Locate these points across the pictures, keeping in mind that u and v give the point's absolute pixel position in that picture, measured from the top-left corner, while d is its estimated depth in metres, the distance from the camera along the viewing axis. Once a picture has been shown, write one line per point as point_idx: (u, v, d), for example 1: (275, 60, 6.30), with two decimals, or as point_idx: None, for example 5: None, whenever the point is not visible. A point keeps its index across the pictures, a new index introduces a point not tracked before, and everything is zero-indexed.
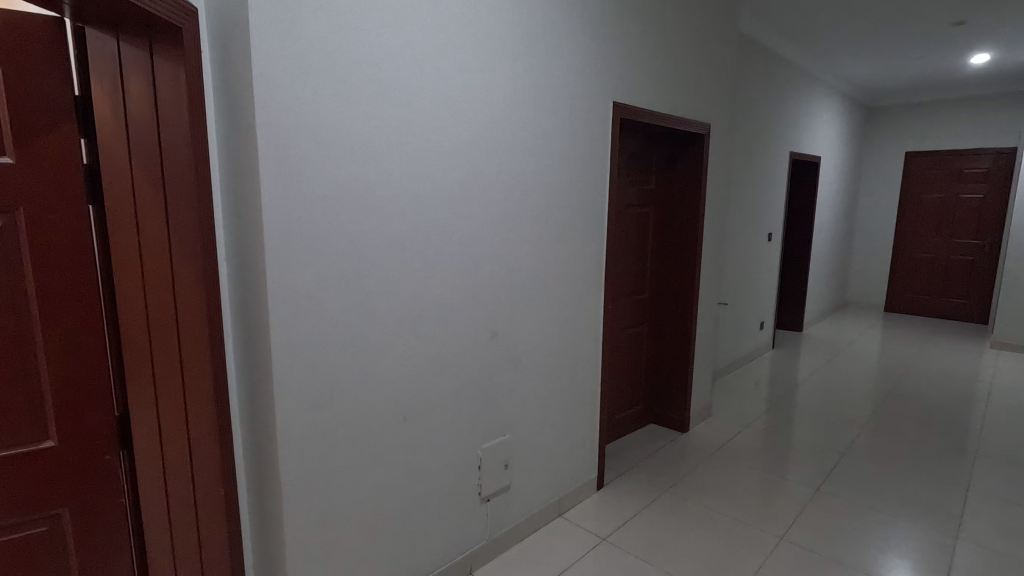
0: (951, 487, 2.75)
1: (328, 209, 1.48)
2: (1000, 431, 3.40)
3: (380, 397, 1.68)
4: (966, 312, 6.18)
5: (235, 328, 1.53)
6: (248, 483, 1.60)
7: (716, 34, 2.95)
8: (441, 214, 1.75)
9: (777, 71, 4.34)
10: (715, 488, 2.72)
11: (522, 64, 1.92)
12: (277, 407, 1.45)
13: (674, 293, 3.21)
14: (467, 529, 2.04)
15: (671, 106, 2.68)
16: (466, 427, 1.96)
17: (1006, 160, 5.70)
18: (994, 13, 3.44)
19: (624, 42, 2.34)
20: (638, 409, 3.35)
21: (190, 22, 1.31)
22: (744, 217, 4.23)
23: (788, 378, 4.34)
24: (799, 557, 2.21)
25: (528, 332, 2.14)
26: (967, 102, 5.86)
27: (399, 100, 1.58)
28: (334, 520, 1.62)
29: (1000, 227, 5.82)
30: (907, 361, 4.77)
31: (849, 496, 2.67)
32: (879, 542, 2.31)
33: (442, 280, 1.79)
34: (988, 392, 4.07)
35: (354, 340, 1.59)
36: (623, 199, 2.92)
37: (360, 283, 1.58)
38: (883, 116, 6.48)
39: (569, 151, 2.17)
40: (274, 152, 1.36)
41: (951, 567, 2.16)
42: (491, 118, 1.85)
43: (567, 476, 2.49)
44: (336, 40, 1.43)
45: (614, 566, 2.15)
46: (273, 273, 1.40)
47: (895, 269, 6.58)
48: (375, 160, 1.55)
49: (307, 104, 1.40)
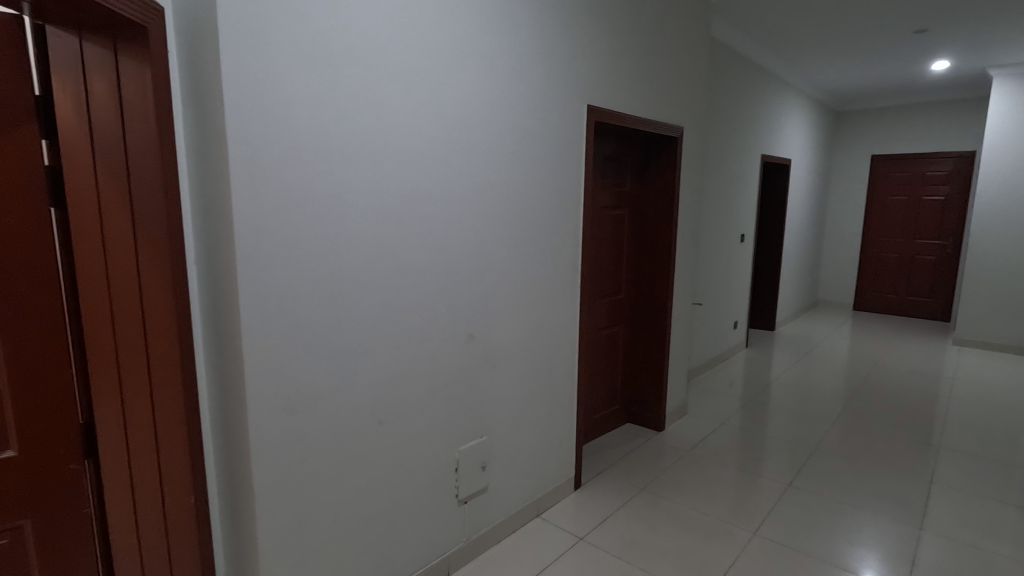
0: (916, 480, 2.84)
1: (301, 212, 1.47)
2: (961, 424, 3.54)
3: (356, 400, 1.68)
4: (930, 310, 6.39)
5: (204, 331, 1.50)
6: (219, 489, 1.58)
7: (688, 38, 3.00)
8: (415, 217, 1.75)
9: (748, 74, 4.43)
10: (691, 486, 2.76)
11: (496, 67, 1.94)
12: (249, 411, 1.44)
13: (650, 294, 3.25)
14: (445, 531, 2.04)
15: (644, 109, 2.72)
16: (442, 429, 1.96)
17: (965, 163, 5.91)
18: (952, 22, 3.57)
19: (596, 46, 2.36)
20: (614, 408, 3.38)
21: (156, 21, 1.29)
22: (717, 218, 4.31)
23: (761, 376, 4.43)
24: (771, 551, 2.26)
25: (505, 333, 2.16)
26: (929, 107, 6.06)
27: (374, 101, 1.59)
28: (310, 525, 1.61)
29: (960, 228, 6.04)
30: (875, 358, 4.90)
31: (820, 490, 2.73)
32: (849, 535, 2.37)
33: (417, 282, 1.79)
34: (950, 387, 4.22)
35: (329, 343, 1.58)
36: (598, 201, 2.95)
37: (334, 286, 1.57)
38: (850, 120, 6.65)
39: (542, 152, 2.19)
40: (245, 155, 1.34)
41: (916, 557, 2.23)
42: (465, 121, 1.86)
43: (544, 477, 2.50)
44: (307, 42, 1.42)
45: (592, 564, 2.17)
46: (245, 277, 1.38)
47: (863, 269, 6.76)
48: (349, 162, 1.55)
49: (278, 106, 1.39)
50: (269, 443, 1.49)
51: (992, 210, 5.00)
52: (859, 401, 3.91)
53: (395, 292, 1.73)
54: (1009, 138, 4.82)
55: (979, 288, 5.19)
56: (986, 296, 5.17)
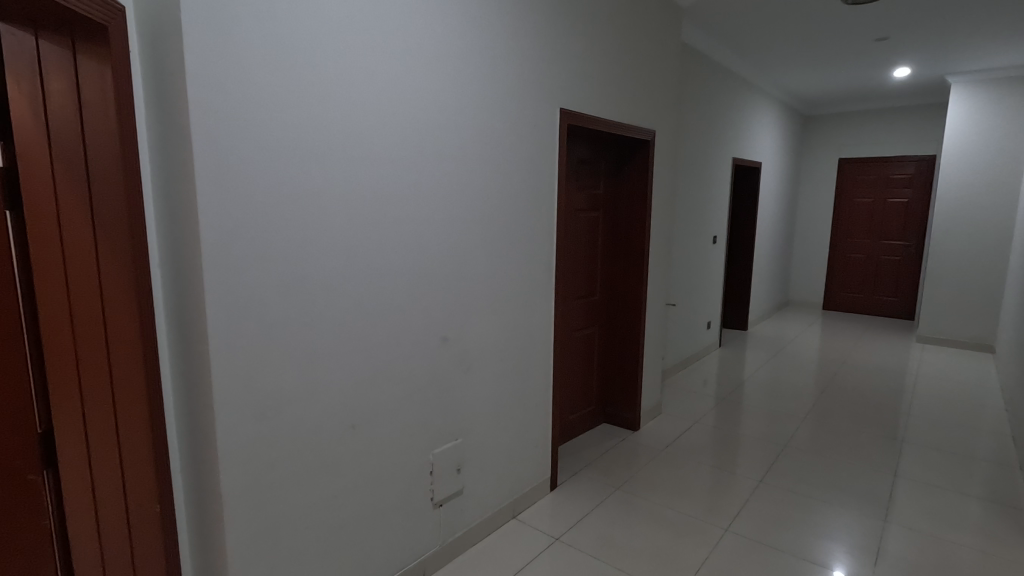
0: (882, 474, 2.92)
1: (270, 215, 1.46)
2: (924, 419, 3.65)
3: (327, 403, 1.66)
4: (895, 308, 6.59)
5: (169, 335, 1.47)
6: (186, 498, 1.54)
7: (658, 44, 3.05)
8: (388, 220, 1.75)
9: (719, 80, 4.52)
10: (666, 484, 2.80)
11: (468, 70, 1.95)
12: (217, 415, 1.41)
13: (624, 294, 3.29)
14: (419, 535, 2.03)
15: (616, 112, 2.76)
16: (416, 432, 1.96)
17: (926, 166, 6.13)
18: (911, 31, 3.71)
19: (567, 51, 2.39)
20: (590, 408, 3.41)
21: (117, 20, 1.26)
22: (690, 220, 4.38)
23: (734, 375, 4.50)
24: (743, 547, 2.29)
25: (479, 336, 2.17)
26: (893, 112, 6.26)
27: (344, 102, 1.58)
28: (280, 530, 1.59)
29: (923, 229, 6.26)
30: (844, 357, 5.03)
31: (789, 486, 2.79)
32: (819, 529, 2.43)
33: (390, 285, 1.79)
34: (914, 383, 4.35)
35: (301, 345, 1.57)
36: (573, 203, 2.98)
37: (305, 289, 1.56)
38: (817, 125, 6.82)
39: (514, 154, 2.20)
40: (213, 156, 1.33)
41: (882, 548, 2.30)
42: (438, 125, 1.86)
43: (520, 477, 2.51)
44: (274, 44, 1.41)
45: (568, 565, 2.18)
46: (212, 280, 1.36)
47: (832, 270, 6.93)
48: (318, 165, 1.54)
49: (243, 108, 1.37)
50: (238, 450, 1.46)
51: (952, 212, 5.18)
52: (827, 398, 4.01)
53: (368, 295, 1.73)
54: (967, 142, 5.01)
55: (941, 287, 5.37)
56: (948, 295, 5.35)
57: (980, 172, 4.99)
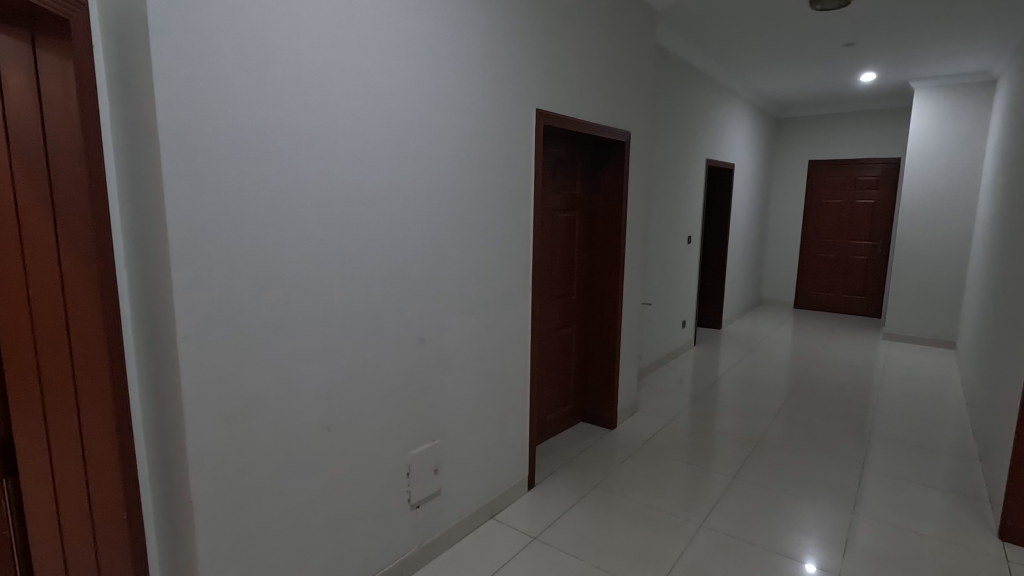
0: (850, 468, 3.00)
1: (241, 213, 1.43)
2: (890, 414, 3.76)
3: (302, 404, 1.64)
4: (863, 307, 6.77)
5: (136, 336, 1.43)
6: (155, 505, 1.50)
7: (633, 46, 3.08)
8: (364, 220, 1.73)
9: (693, 82, 4.59)
10: (642, 482, 2.83)
11: (444, 70, 1.95)
12: (186, 419, 1.38)
13: (601, 294, 3.32)
14: (396, 537, 2.02)
15: (592, 113, 2.78)
16: (393, 434, 1.95)
17: (892, 169, 6.32)
18: (877, 37, 3.82)
19: (542, 51, 2.40)
20: (568, 407, 3.43)
21: (79, 13, 1.24)
22: (665, 220, 4.44)
23: (709, 373, 4.58)
24: (717, 542, 2.34)
25: (457, 336, 2.16)
26: (860, 116, 6.44)
27: (317, 101, 1.56)
28: (253, 536, 1.56)
29: (889, 230, 6.45)
30: (814, 354, 5.15)
31: (762, 481, 2.85)
32: (791, 523, 2.48)
33: (366, 286, 1.77)
34: (882, 379, 4.48)
35: (274, 346, 1.55)
36: (550, 203, 2.99)
37: (278, 289, 1.54)
38: (789, 127, 6.97)
39: (491, 153, 2.20)
40: (181, 153, 1.30)
41: (850, 540, 2.36)
42: (413, 125, 1.86)
43: (498, 477, 2.51)
44: (244, 40, 1.38)
45: (546, 564, 2.19)
46: (181, 281, 1.33)
47: (803, 269, 7.09)
48: (292, 164, 1.52)
49: (213, 104, 1.34)
50: (209, 454, 1.43)
51: (916, 213, 5.35)
52: (799, 395, 4.10)
53: (343, 295, 1.71)
54: (930, 146, 5.18)
55: (906, 286, 5.53)
56: (912, 293, 5.52)
57: (942, 175, 5.16)
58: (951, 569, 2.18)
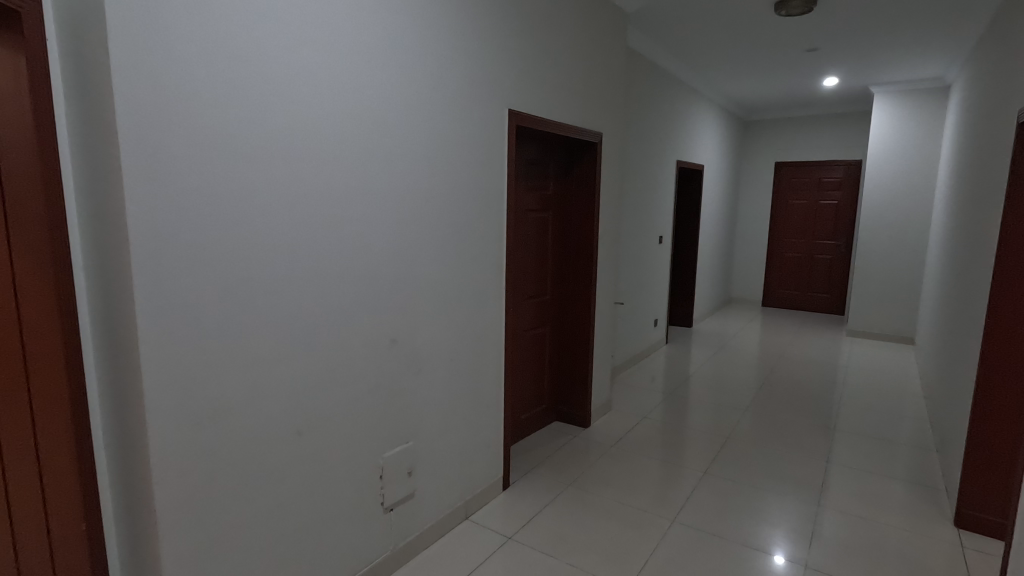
0: (816, 461, 3.09)
1: (207, 214, 1.40)
2: (854, 409, 3.88)
3: (272, 408, 1.61)
4: (828, 304, 6.97)
5: (95, 340, 1.38)
6: (117, 516, 1.45)
7: (604, 49, 3.11)
8: (334, 221, 1.71)
9: (663, 85, 4.66)
10: (616, 479, 2.86)
11: (414, 69, 1.94)
12: (149, 425, 1.34)
13: (574, 293, 3.34)
14: (370, 540, 1.99)
15: (564, 114, 2.80)
16: (366, 436, 1.92)
17: (854, 171, 6.53)
18: (839, 43, 3.94)
19: (514, 52, 2.40)
20: (542, 407, 3.45)
21: (31, 6, 1.19)
22: (636, 221, 4.49)
23: (681, 371, 4.65)
24: (689, 537, 2.37)
25: (430, 338, 2.15)
26: (824, 119, 6.63)
27: (285, 100, 1.54)
28: (220, 544, 1.52)
29: (852, 230, 6.65)
30: (782, 351, 5.29)
31: (733, 477, 2.91)
32: (760, 516, 2.54)
33: (336, 287, 1.75)
34: (845, 375, 4.62)
35: (240, 348, 1.51)
36: (523, 204, 3.00)
37: (245, 290, 1.50)
38: (756, 130, 7.14)
39: (463, 154, 2.20)
40: (141, 150, 1.26)
41: (816, 531, 2.43)
42: (384, 125, 1.84)
43: (473, 478, 2.51)
44: (208, 37, 1.35)
45: (521, 563, 2.19)
46: (143, 283, 1.29)
47: (771, 269, 7.26)
48: (259, 163, 1.50)
49: (176, 102, 1.31)
50: (174, 461, 1.39)
51: (877, 213, 5.54)
52: (767, 391, 4.20)
53: (313, 297, 1.68)
54: (890, 148, 5.36)
55: (868, 284, 5.72)
56: (874, 291, 5.71)
57: (900, 177, 5.35)
58: (910, 557, 2.26)
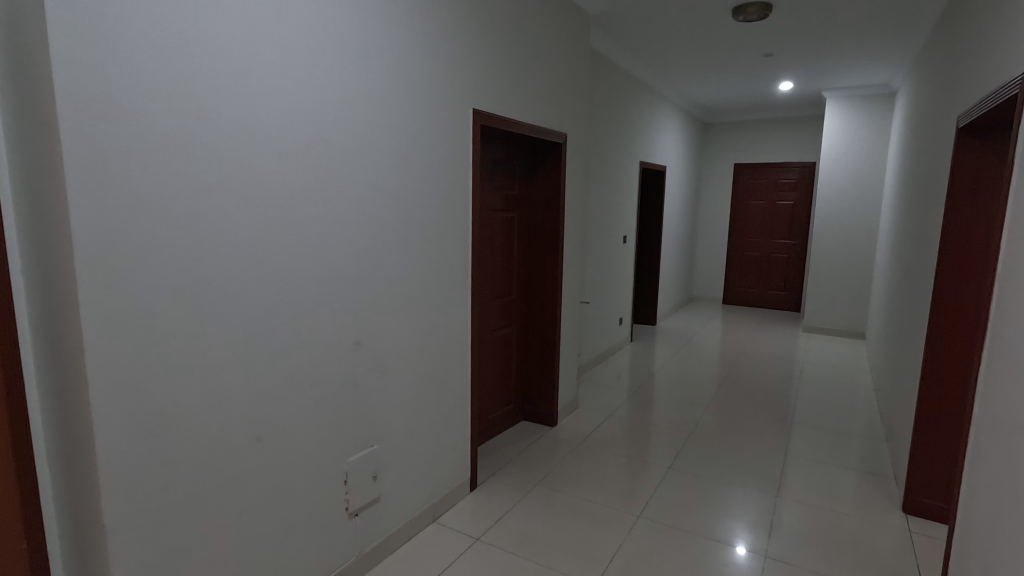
0: (774, 454, 3.19)
1: (158, 215, 1.34)
2: (810, 402, 4.03)
3: (230, 415, 1.56)
4: (785, 301, 7.19)
5: (35, 351, 1.29)
6: (62, 538, 1.36)
7: (567, 50, 3.14)
8: (293, 221, 1.67)
9: (626, 86, 4.73)
10: (582, 476, 2.89)
11: (376, 66, 1.91)
12: (97, 436, 1.27)
13: (540, 292, 3.35)
14: (335, 547, 1.95)
15: (528, 114, 2.80)
16: (328, 442, 1.88)
17: (808, 172, 6.77)
18: (793, 49, 4.08)
19: (477, 52, 2.39)
20: (509, 407, 3.45)
21: None
22: (601, 221, 4.55)
23: (645, 368, 4.73)
24: (656, 531, 2.41)
25: (394, 339, 2.12)
26: (780, 122, 6.85)
27: (240, 97, 1.49)
28: (177, 557, 1.46)
29: (806, 229, 6.90)
30: (741, 347, 5.43)
31: (696, 471, 2.97)
32: (723, 510, 2.60)
33: (296, 289, 1.70)
34: (801, 369, 4.78)
35: (195, 353, 1.46)
36: (488, 204, 3.00)
37: (200, 294, 1.45)
38: (716, 132, 7.32)
39: (428, 153, 2.18)
40: (87, 147, 1.20)
41: (775, 522, 2.51)
42: (344, 123, 1.80)
43: (440, 479, 2.48)
44: (159, 30, 1.30)
45: (489, 564, 2.19)
46: (88, 287, 1.23)
47: (731, 267, 7.46)
48: (213, 161, 1.44)
49: (124, 98, 1.25)
50: (124, 473, 1.33)
51: (830, 213, 5.75)
52: (728, 386, 4.32)
53: (272, 299, 1.64)
54: (841, 151, 5.57)
55: (822, 281, 5.94)
56: (827, 288, 5.93)
57: (851, 178, 5.57)
58: (863, 543, 2.35)
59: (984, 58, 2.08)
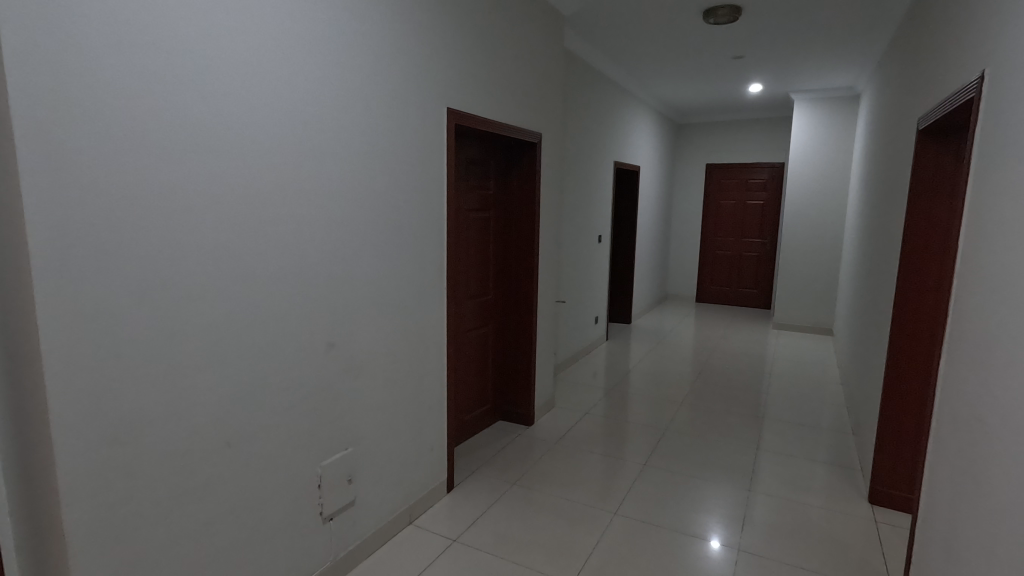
0: (746, 448, 3.25)
1: (120, 213, 1.29)
2: (780, 397, 4.12)
3: (197, 420, 1.52)
4: (756, 299, 7.34)
5: None
6: None
7: (542, 50, 3.14)
8: (262, 221, 1.63)
9: (600, 87, 4.76)
10: (559, 475, 2.90)
11: (348, 63, 1.88)
12: (55, 444, 1.22)
13: (515, 292, 3.35)
14: (308, 553, 1.92)
15: (503, 113, 2.80)
16: (301, 446, 1.85)
17: (778, 173, 6.93)
18: (762, 51, 4.16)
19: (451, 51, 2.38)
20: (486, 407, 3.44)
21: None
22: (576, 220, 4.57)
23: (620, 366, 4.78)
24: (633, 528, 2.44)
25: (369, 340, 2.09)
26: (750, 124, 6.99)
27: (207, 92, 1.45)
28: (142, 567, 1.42)
29: (776, 229, 7.05)
30: (714, 345, 5.53)
31: (670, 467, 3.01)
32: (697, 504, 2.64)
33: (266, 290, 1.67)
34: (772, 365, 4.89)
35: (160, 357, 1.41)
36: (463, 203, 2.99)
37: (165, 295, 1.41)
38: (689, 132, 7.42)
39: (401, 152, 2.16)
40: (42, 145, 1.15)
41: (748, 515, 2.56)
42: (315, 122, 1.77)
43: (416, 481, 2.46)
44: (120, 23, 1.26)
45: (466, 565, 2.17)
46: (45, 289, 1.18)
47: (704, 266, 7.58)
48: (180, 159, 1.40)
49: (83, 92, 1.20)
50: (85, 482, 1.28)
51: (798, 213, 5.89)
52: (701, 383, 4.39)
53: (240, 301, 1.60)
54: (809, 152, 5.71)
55: (791, 279, 6.08)
56: (796, 286, 6.07)
57: (818, 178, 5.72)
58: (831, 534, 2.42)
59: (943, 62, 2.15)
